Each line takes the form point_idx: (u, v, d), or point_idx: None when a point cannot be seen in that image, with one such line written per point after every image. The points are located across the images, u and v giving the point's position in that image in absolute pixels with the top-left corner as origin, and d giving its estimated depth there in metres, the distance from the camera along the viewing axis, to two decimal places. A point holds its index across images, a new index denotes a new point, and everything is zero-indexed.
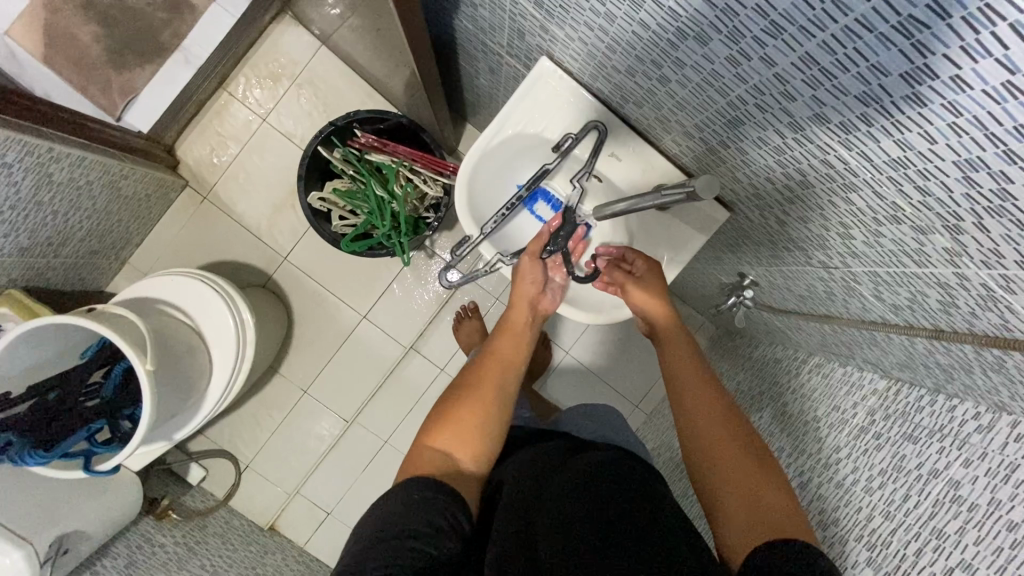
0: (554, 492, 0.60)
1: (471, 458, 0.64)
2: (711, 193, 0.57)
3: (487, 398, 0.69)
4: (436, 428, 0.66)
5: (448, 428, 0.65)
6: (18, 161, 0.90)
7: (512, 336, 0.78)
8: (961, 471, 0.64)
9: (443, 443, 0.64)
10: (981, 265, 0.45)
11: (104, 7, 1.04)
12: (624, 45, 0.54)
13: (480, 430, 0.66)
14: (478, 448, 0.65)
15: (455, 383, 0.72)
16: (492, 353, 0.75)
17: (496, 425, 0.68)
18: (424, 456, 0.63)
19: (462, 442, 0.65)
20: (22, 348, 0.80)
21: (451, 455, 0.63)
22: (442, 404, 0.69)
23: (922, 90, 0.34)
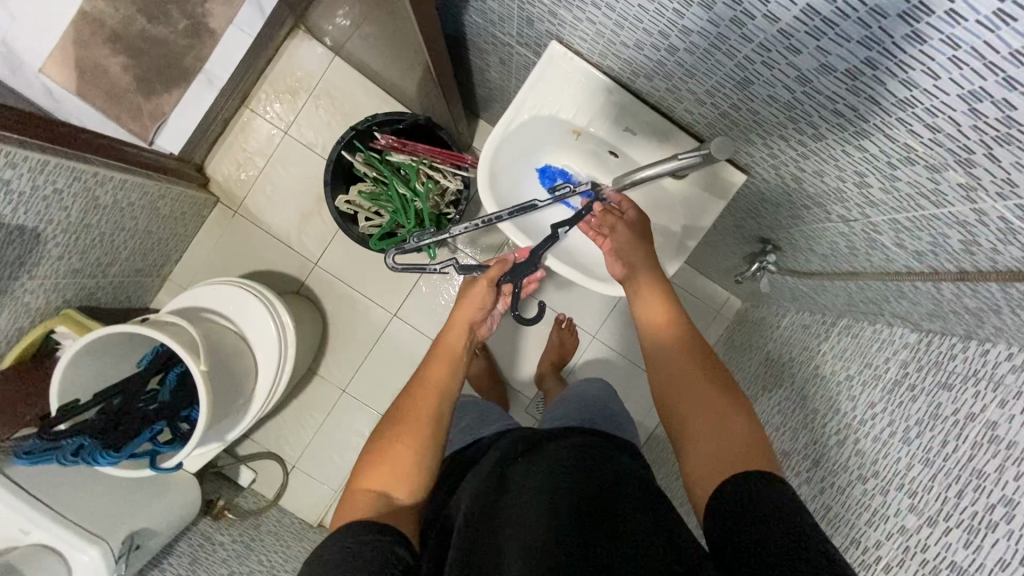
0: (522, 483, 0.62)
1: (406, 496, 0.68)
2: (726, 153, 0.60)
3: (421, 433, 0.72)
4: (371, 468, 0.69)
5: (383, 469, 0.68)
6: (66, 187, 0.97)
7: (446, 361, 0.80)
8: (997, 411, 0.64)
9: (379, 484, 0.67)
10: (998, 197, 0.46)
11: (130, 39, 1.09)
12: (631, 20, 0.57)
13: (414, 466, 0.69)
14: (411, 485, 0.68)
15: (391, 414, 0.75)
16: (426, 381, 0.77)
17: (428, 458, 0.71)
18: (361, 498, 0.66)
19: (396, 480, 0.68)
20: (84, 359, 0.86)
21: (387, 495, 0.67)
22: (377, 439, 0.72)
23: (921, 27, 0.37)
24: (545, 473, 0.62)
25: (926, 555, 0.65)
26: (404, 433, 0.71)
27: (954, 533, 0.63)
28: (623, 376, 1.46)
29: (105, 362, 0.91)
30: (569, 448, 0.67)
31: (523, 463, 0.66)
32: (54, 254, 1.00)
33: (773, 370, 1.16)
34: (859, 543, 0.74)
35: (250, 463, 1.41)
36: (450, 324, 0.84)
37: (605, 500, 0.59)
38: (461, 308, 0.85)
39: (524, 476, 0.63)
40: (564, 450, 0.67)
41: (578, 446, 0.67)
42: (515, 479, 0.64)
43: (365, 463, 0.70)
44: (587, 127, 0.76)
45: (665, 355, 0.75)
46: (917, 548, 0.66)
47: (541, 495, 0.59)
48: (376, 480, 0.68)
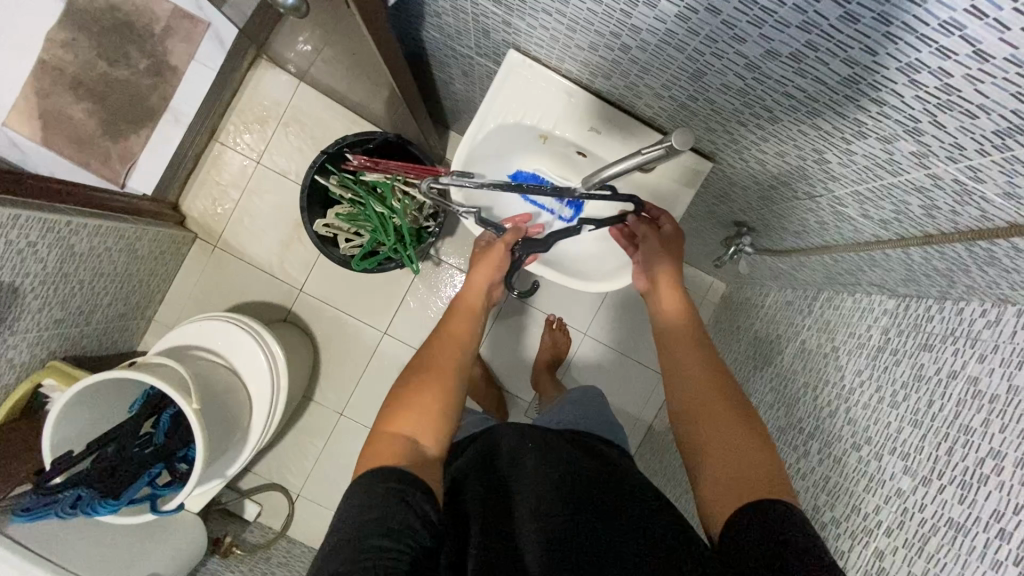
0: (531, 473, 0.64)
1: (433, 442, 0.66)
2: (688, 144, 0.61)
3: (446, 381, 0.71)
4: (396, 412, 0.67)
5: (410, 411, 0.66)
6: (41, 239, 0.96)
7: (464, 316, 0.81)
8: (978, 366, 0.66)
9: (406, 429, 0.65)
10: (948, 161, 0.48)
11: (91, 83, 1.07)
12: (582, 23, 0.58)
13: (439, 415, 0.68)
14: (438, 431, 0.66)
15: (413, 363, 0.73)
16: (446, 333, 0.78)
17: (453, 407, 0.70)
18: (388, 441, 0.63)
19: (423, 424, 0.66)
20: (74, 408, 0.86)
21: (415, 440, 0.64)
22: (402, 385, 0.70)
23: (852, 7, 0.38)
24: (553, 467, 0.65)
25: (924, 514, 0.66)
26: (428, 380, 0.70)
27: (948, 490, 0.64)
28: (618, 369, 1.48)
29: (95, 410, 0.90)
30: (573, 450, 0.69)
31: (530, 452, 0.67)
32: (33, 307, 0.99)
33: (762, 349, 1.18)
34: (859, 510, 0.75)
35: (254, 496, 1.40)
36: (469, 282, 0.86)
37: (588, 490, 0.62)
38: (481, 268, 0.86)
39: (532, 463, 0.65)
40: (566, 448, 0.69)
41: (576, 452, 0.70)
42: (523, 467, 0.65)
43: (387, 409, 0.68)
44: (553, 130, 0.77)
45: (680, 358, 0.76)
46: (915, 508, 0.68)
47: (551, 489, 0.61)
48: (402, 424, 0.65)
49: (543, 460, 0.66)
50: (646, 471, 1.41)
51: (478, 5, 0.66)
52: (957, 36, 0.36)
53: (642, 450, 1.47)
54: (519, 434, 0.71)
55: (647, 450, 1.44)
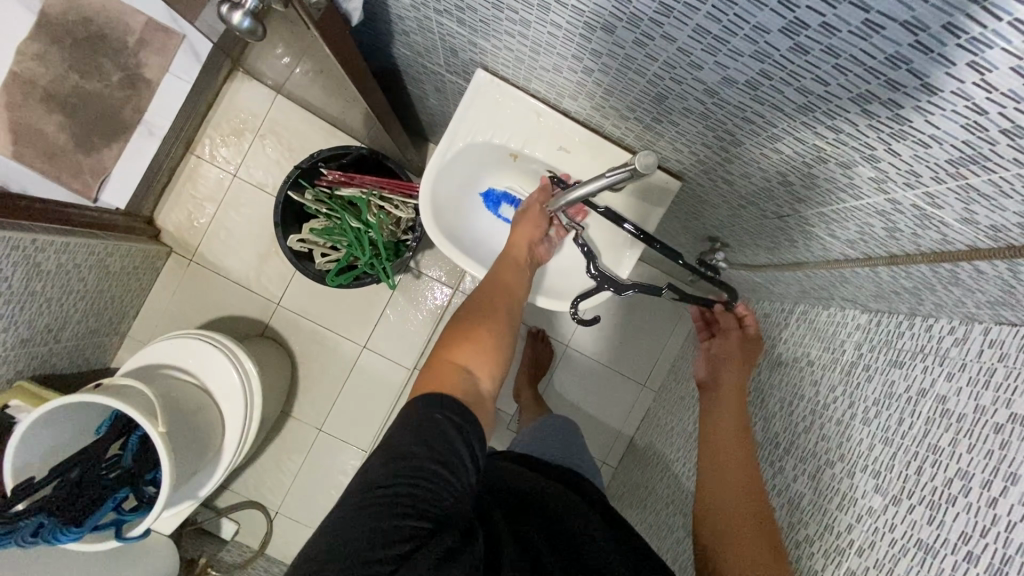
0: (536, 510, 0.67)
1: (489, 378, 0.63)
2: (651, 167, 0.61)
3: (499, 324, 0.69)
4: (455, 343, 0.64)
5: (469, 345, 0.64)
6: (4, 258, 0.93)
7: (517, 266, 0.78)
8: (946, 385, 0.67)
9: (465, 360, 0.63)
10: (906, 187, 0.48)
11: (63, 96, 1.04)
12: (545, 45, 0.58)
13: (495, 356, 0.66)
14: (494, 372, 0.64)
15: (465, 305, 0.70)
16: (499, 281, 0.75)
17: (506, 351, 0.68)
18: (449, 370, 0.61)
19: (482, 361, 0.64)
20: (38, 432, 0.84)
21: (474, 373, 0.62)
22: (456, 324, 0.67)
23: (801, 40, 0.38)
24: (552, 506, 0.69)
25: (895, 534, 0.66)
26: (483, 320, 0.68)
27: (917, 509, 0.64)
28: (601, 382, 1.47)
29: (62, 431, 0.87)
30: (565, 497, 0.73)
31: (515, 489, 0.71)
32: None
33: None
34: (832, 528, 0.75)
35: (231, 515, 1.37)
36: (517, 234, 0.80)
37: (574, 517, 0.68)
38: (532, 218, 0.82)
39: (536, 505, 0.69)
40: (559, 494, 0.73)
41: (557, 491, 0.74)
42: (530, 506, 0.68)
43: (447, 339, 0.65)
44: (522, 149, 0.76)
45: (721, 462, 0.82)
46: (886, 528, 0.67)
47: (560, 525, 0.66)
48: (460, 355, 0.63)
49: (547, 504, 0.70)
50: (622, 486, 1.40)
51: (444, 25, 0.65)
52: (905, 69, 0.36)
53: (622, 464, 1.46)
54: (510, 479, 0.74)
55: (629, 465, 1.42)
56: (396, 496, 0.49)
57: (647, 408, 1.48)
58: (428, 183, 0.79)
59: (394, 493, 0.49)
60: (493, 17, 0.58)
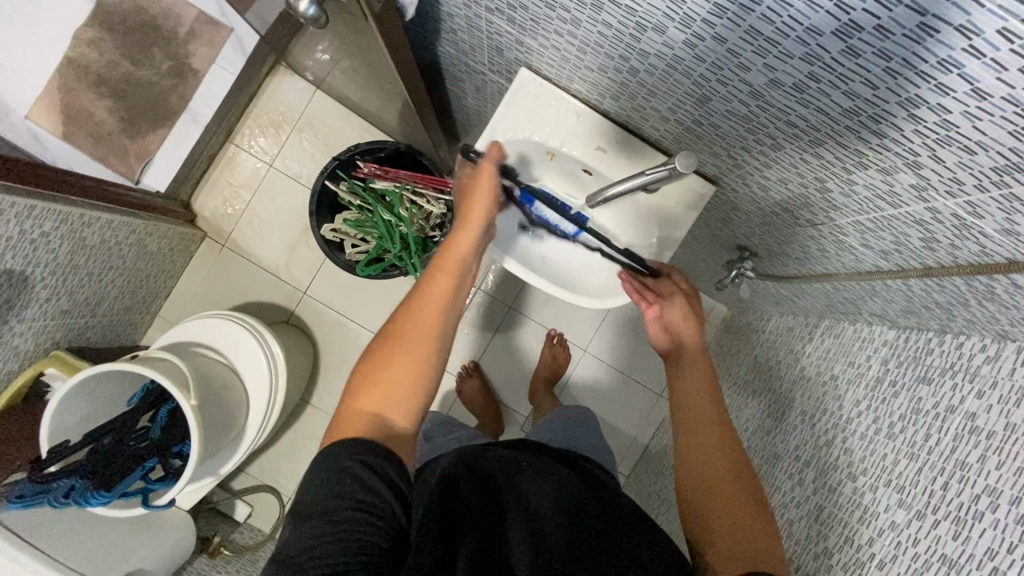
0: (529, 493, 0.63)
1: (405, 412, 0.60)
2: (691, 166, 0.62)
3: (422, 346, 0.63)
4: (365, 386, 0.61)
5: (380, 383, 0.60)
6: (54, 230, 0.98)
7: (452, 264, 0.69)
8: (975, 402, 0.66)
9: (375, 406, 0.59)
10: (947, 196, 0.49)
11: (114, 81, 1.14)
12: (593, 45, 0.59)
13: (412, 386, 0.61)
14: (412, 406, 0.60)
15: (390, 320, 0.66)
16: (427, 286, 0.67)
17: (432, 372, 0.63)
18: (354, 420, 0.58)
19: (398, 400, 0.60)
20: (75, 399, 0.86)
21: (384, 415, 0.59)
22: (374, 352, 0.63)
23: (854, 43, 0.39)
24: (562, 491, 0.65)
25: (917, 550, 0.65)
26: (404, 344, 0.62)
27: (942, 525, 0.64)
28: (616, 389, 1.47)
29: (96, 400, 0.90)
30: (560, 477, 0.69)
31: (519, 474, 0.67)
32: (42, 296, 1.01)
33: (760, 374, 1.18)
34: (852, 542, 0.74)
35: (245, 497, 1.40)
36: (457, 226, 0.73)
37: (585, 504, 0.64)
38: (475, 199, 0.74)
39: (530, 484, 0.65)
40: (558, 476, 0.70)
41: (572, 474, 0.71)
42: (523, 490, 0.64)
43: (360, 374, 0.62)
44: (560, 148, 0.78)
45: (698, 442, 0.67)
46: (908, 543, 0.67)
47: (552, 511, 0.61)
48: (369, 401, 0.60)
49: (540, 484, 0.66)
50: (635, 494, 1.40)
51: (494, 24, 0.68)
52: (956, 74, 0.37)
53: (635, 472, 1.46)
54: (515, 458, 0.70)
55: (641, 472, 1.42)
56: (318, 556, 0.50)
57: (662, 418, 1.47)
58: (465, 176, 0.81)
59: (314, 553, 0.50)
60: (544, 16, 0.60)
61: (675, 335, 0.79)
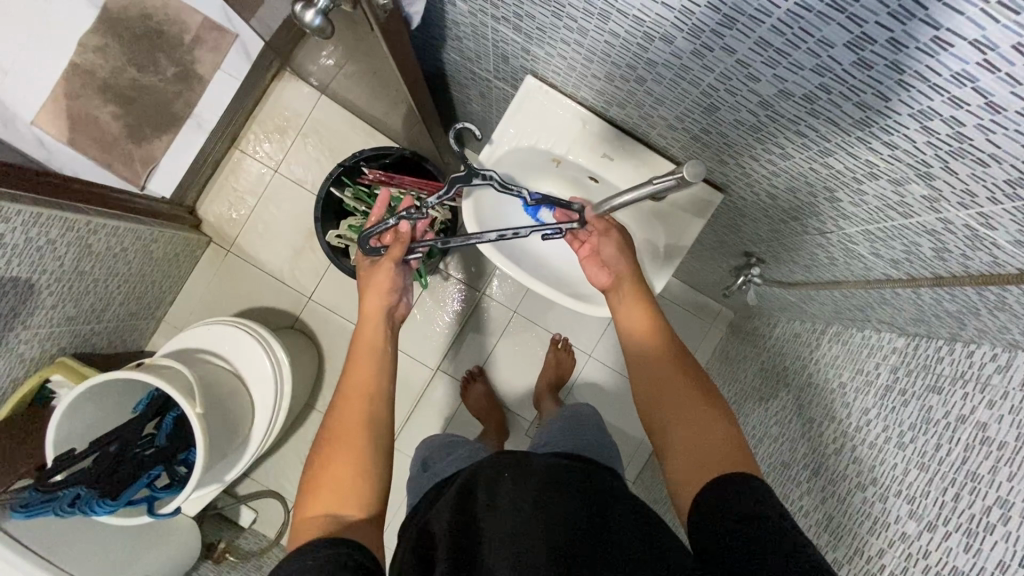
0: (505, 494, 0.64)
1: (353, 497, 0.64)
2: (700, 176, 0.62)
3: (355, 435, 0.68)
4: (313, 491, 0.64)
5: (324, 485, 0.64)
6: (60, 237, 0.98)
7: (370, 357, 0.76)
8: (987, 412, 0.65)
9: (323, 507, 0.63)
10: (960, 207, 0.48)
11: (120, 88, 1.14)
12: (599, 54, 0.59)
13: (357, 471, 0.66)
14: (360, 488, 0.65)
15: (322, 431, 0.71)
16: (350, 385, 0.73)
17: (372, 453, 0.68)
18: (310, 524, 0.62)
19: (345, 493, 0.64)
20: (81, 407, 0.86)
21: (334, 509, 0.63)
22: (314, 462, 0.67)
23: (866, 55, 0.39)
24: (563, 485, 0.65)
25: (928, 561, 0.65)
26: (337, 444, 0.68)
27: (953, 536, 0.63)
28: (622, 393, 1.47)
29: (102, 408, 0.90)
30: (546, 477, 0.66)
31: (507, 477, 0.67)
32: (48, 303, 1.02)
33: (767, 379, 1.17)
34: (862, 552, 0.74)
35: (250, 503, 1.40)
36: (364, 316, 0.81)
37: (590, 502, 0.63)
38: (371, 295, 0.82)
39: (510, 495, 0.64)
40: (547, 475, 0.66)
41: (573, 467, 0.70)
42: (497, 495, 0.65)
43: (307, 485, 0.66)
44: (566, 155, 0.78)
45: (646, 365, 0.75)
46: (919, 554, 0.66)
47: (530, 506, 0.61)
48: (318, 504, 0.63)
49: (521, 490, 0.64)
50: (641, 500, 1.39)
51: (500, 32, 0.68)
52: (969, 88, 0.36)
53: (641, 477, 1.46)
54: (500, 460, 0.71)
55: (646, 477, 1.42)
56: None
57: None
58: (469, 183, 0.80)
59: None
60: (550, 25, 0.59)
61: (612, 269, 0.82)
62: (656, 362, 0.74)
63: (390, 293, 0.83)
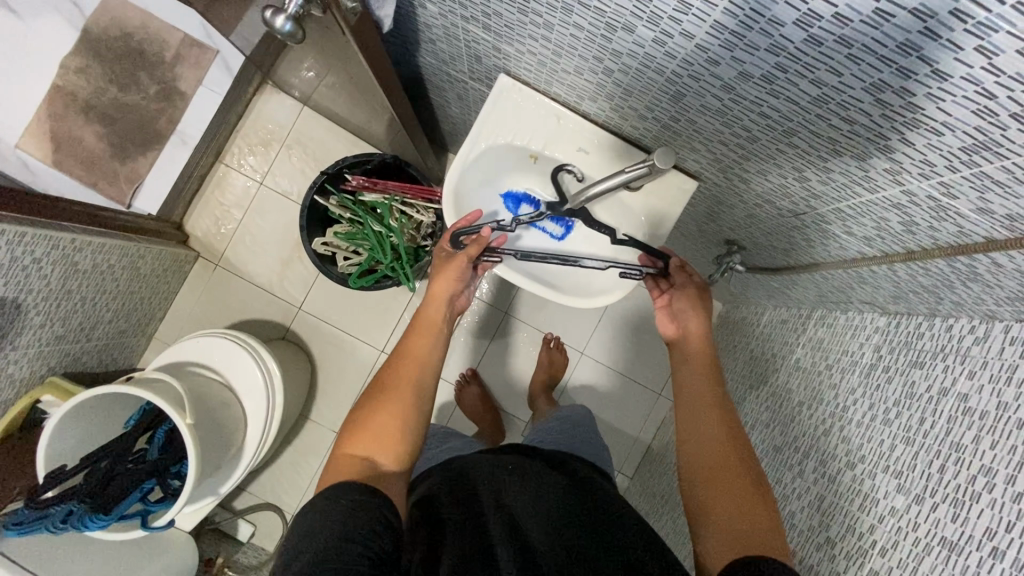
0: (511, 497, 0.64)
1: (394, 457, 0.64)
2: (669, 162, 0.64)
3: (407, 403, 0.68)
4: (354, 433, 0.65)
5: (370, 433, 0.65)
6: (45, 256, 0.98)
7: (426, 334, 0.77)
8: (967, 383, 0.66)
9: (363, 451, 0.63)
10: (921, 177, 0.49)
11: (102, 107, 1.15)
12: (567, 48, 0.60)
13: (401, 433, 0.66)
14: (399, 447, 0.65)
15: (372, 384, 0.71)
16: (406, 352, 0.74)
17: (415, 422, 0.68)
18: (344, 462, 0.62)
19: (383, 449, 0.64)
20: (72, 423, 0.86)
21: (374, 461, 0.63)
22: (360, 411, 0.68)
23: (815, 32, 0.40)
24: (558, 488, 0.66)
25: (918, 534, 0.65)
26: (388, 401, 0.68)
27: (941, 508, 0.64)
28: (617, 390, 1.47)
29: (93, 423, 0.90)
30: (549, 481, 0.67)
31: (510, 477, 0.67)
32: (35, 323, 1.02)
33: (758, 366, 1.17)
34: (855, 529, 0.74)
35: (248, 517, 1.39)
36: (431, 293, 0.81)
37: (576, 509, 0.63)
38: (440, 279, 0.81)
39: (515, 493, 0.64)
40: (548, 479, 0.68)
41: (556, 471, 0.70)
42: (502, 495, 0.64)
43: (350, 428, 0.66)
44: (543, 151, 0.79)
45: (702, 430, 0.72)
46: (909, 527, 0.67)
47: (534, 512, 0.62)
48: (359, 446, 0.64)
49: (527, 490, 0.65)
50: (640, 495, 1.39)
51: (470, 32, 0.69)
52: (915, 57, 0.37)
53: (638, 473, 1.45)
54: (501, 461, 0.70)
55: (644, 472, 1.42)
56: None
57: (663, 417, 1.47)
58: (449, 183, 0.81)
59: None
60: (518, 22, 0.61)
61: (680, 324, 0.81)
62: (711, 418, 0.72)
63: (458, 285, 0.81)
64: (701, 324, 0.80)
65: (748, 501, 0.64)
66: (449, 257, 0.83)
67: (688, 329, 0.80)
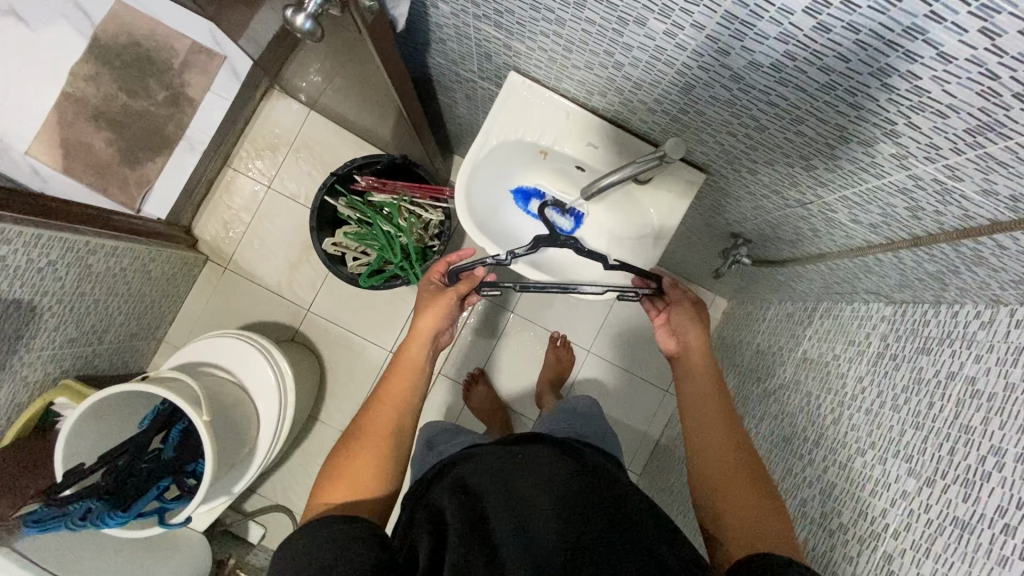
0: (521, 485, 0.63)
1: (371, 496, 0.66)
2: (680, 152, 0.65)
3: (384, 446, 0.69)
4: (334, 475, 0.66)
5: (347, 478, 0.66)
6: (60, 258, 0.99)
7: (405, 374, 0.78)
8: (975, 366, 0.67)
9: (341, 496, 0.64)
10: (927, 161, 0.51)
11: (112, 114, 1.17)
12: (577, 43, 0.62)
13: (378, 475, 0.67)
14: (375, 489, 0.66)
15: (350, 427, 0.72)
16: (385, 392, 0.75)
17: (392, 464, 0.69)
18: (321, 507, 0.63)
19: (360, 497, 0.65)
20: (86, 427, 0.87)
21: (352, 503, 0.64)
22: (338, 454, 0.69)
23: (824, 18, 0.42)
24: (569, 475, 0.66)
25: (930, 515, 0.66)
26: (366, 445, 0.69)
27: (952, 489, 0.65)
28: (624, 387, 1.48)
29: (107, 424, 0.91)
30: (559, 471, 0.66)
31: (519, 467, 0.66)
32: (49, 325, 1.03)
33: (766, 359, 1.18)
34: (867, 515, 0.75)
35: (258, 518, 1.39)
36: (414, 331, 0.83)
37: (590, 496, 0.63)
38: (424, 318, 0.83)
39: (525, 485, 0.63)
40: (557, 466, 0.67)
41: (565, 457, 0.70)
42: (513, 485, 0.64)
43: (328, 473, 0.67)
44: (552, 146, 0.80)
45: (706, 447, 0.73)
46: (921, 510, 0.68)
47: (544, 501, 0.61)
48: (337, 492, 0.65)
49: (539, 482, 0.64)
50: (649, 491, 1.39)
51: (482, 30, 0.70)
52: (921, 40, 0.39)
53: (647, 470, 1.46)
54: (508, 453, 0.70)
55: (653, 469, 1.42)
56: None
57: (671, 413, 1.48)
58: (461, 179, 0.83)
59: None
60: (529, 19, 0.62)
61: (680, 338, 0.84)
62: (715, 430, 0.74)
63: (441, 323, 0.84)
64: (700, 337, 0.82)
65: (756, 509, 0.66)
66: (435, 294, 0.86)
67: (688, 343, 0.83)
